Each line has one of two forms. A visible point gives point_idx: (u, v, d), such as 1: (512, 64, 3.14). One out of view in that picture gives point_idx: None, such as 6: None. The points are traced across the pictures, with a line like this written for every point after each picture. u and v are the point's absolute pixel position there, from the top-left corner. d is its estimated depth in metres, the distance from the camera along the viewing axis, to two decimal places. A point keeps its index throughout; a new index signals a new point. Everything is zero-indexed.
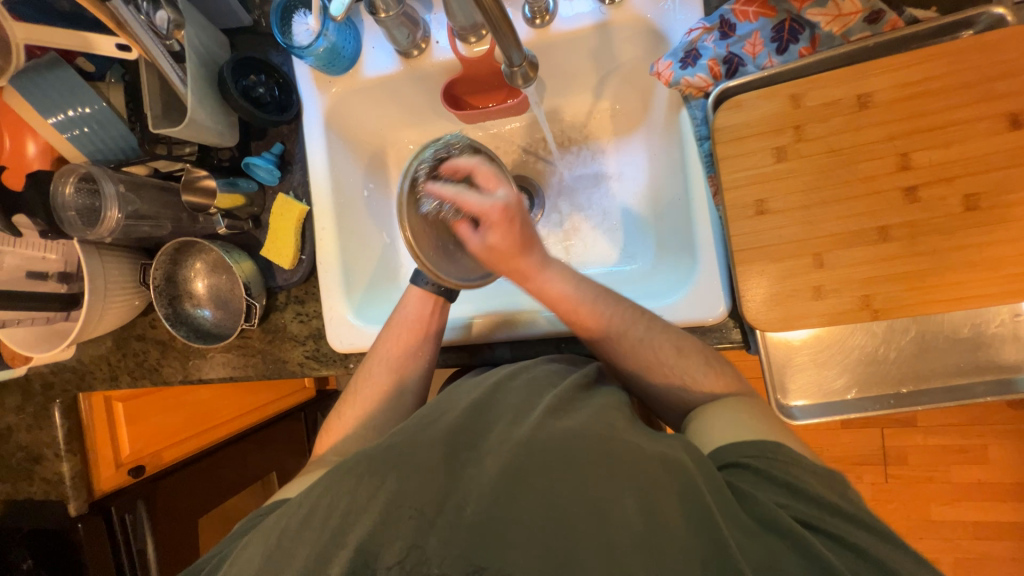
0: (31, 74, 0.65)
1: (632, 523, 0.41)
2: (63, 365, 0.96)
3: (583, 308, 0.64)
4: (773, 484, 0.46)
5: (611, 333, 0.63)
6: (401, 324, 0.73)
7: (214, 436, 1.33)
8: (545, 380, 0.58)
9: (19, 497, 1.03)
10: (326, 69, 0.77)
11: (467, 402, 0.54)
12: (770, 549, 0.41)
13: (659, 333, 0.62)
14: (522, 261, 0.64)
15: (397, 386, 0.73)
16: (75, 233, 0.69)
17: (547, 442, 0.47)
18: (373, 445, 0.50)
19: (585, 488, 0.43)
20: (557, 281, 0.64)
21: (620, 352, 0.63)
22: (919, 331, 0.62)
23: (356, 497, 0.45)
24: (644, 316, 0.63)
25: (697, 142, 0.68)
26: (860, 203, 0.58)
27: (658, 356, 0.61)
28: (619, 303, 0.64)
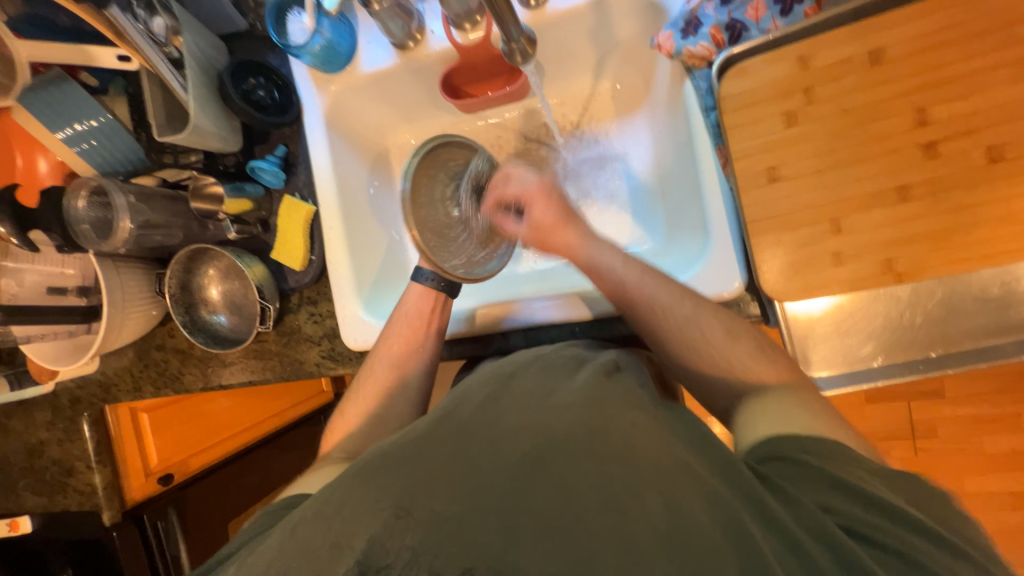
0: (37, 91, 0.66)
1: (656, 520, 0.39)
2: (88, 378, 0.98)
3: (628, 283, 0.63)
4: (829, 488, 0.44)
5: (657, 308, 0.61)
6: (405, 321, 0.73)
7: (234, 443, 1.34)
8: (560, 368, 0.57)
9: (55, 510, 1.05)
10: (324, 68, 0.77)
11: (484, 392, 0.54)
12: (809, 558, 0.39)
13: (708, 312, 0.60)
14: (566, 234, 0.67)
15: (399, 384, 0.72)
16: (90, 246, 0.70)
17: (566, 432, 0.45)
18: (389, 443, 0.49)
19: (607, 480, 0.41)
20: (605, 254, 0.65)
21: (666, 332, 0.61)
22: (946, 293, 0.60)
23: (375, 485, 0.43)
24: (691, 292, 0.62)
25: (703, 113, 0.67)
26: (878, 163, 0.56)
27: (707, 337, 0.60)
28: (667, 280, 0.63)
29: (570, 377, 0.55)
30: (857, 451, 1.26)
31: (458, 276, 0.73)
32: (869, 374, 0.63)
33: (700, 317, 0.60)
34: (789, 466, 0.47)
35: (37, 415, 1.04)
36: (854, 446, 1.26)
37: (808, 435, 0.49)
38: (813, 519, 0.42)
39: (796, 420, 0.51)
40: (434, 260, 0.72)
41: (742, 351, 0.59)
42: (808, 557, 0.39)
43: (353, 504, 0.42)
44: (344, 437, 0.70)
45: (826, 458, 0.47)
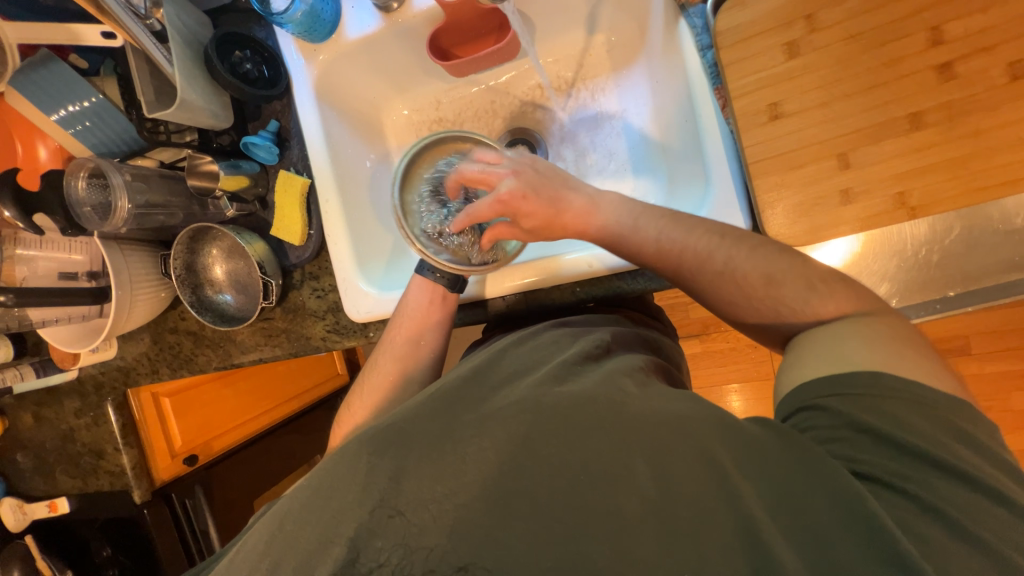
0: (28, 72, 0.67)
1: (643, 490, 0.39)
2: (108, 364, 1.00)
3: (648, 244, 0.60)
4: (855, 433, 0.41)
5: (687, 269, 0.58)
6: (407, 314, 0.72)
7: (255, 426, 1.40)
8: (550, 347, 0.58)
9: (90, 491, 1.10)
10: (308, 37, 0.75)
11: (473, 366, 0.55)
12: (803, 512, 0.38)
13: (743, 259, 0.54)
14: (567, 216, 0.65)
15: (407, 376, 0.71)
16: (93, 228, 0.71)
17: (550, 404, 0.45)
18: (379, 422, 0.49)
19: (591, 454, 0.41)
20: (612, 217, 0.63)
21: (703, 287, 0.57)
22: (964, 229, 0.56)
23: (365, 462, 0.44)
24: (725, 239, 0.56)
25: (699, 52, 0.65)
26: (889, 90, 0.53)
27: (743, 289, 0.54)
28: (690, 230, 0.58)
29: (560, 352, 0.55)
30: None
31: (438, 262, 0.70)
32: None
33: (733, 268, 0.54)
34: (820, 415, 0.44)
35: (64, 402, 1.08)
36: None
37: (830, 373, 0.44)
38: (823, 472, 0.39)
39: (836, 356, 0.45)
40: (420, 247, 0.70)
41: (803, 285, 0.51)
42: (802, 513, 0.38)
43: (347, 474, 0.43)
44: (352, 405, 0.71)
45: (857, 396, 0.42)
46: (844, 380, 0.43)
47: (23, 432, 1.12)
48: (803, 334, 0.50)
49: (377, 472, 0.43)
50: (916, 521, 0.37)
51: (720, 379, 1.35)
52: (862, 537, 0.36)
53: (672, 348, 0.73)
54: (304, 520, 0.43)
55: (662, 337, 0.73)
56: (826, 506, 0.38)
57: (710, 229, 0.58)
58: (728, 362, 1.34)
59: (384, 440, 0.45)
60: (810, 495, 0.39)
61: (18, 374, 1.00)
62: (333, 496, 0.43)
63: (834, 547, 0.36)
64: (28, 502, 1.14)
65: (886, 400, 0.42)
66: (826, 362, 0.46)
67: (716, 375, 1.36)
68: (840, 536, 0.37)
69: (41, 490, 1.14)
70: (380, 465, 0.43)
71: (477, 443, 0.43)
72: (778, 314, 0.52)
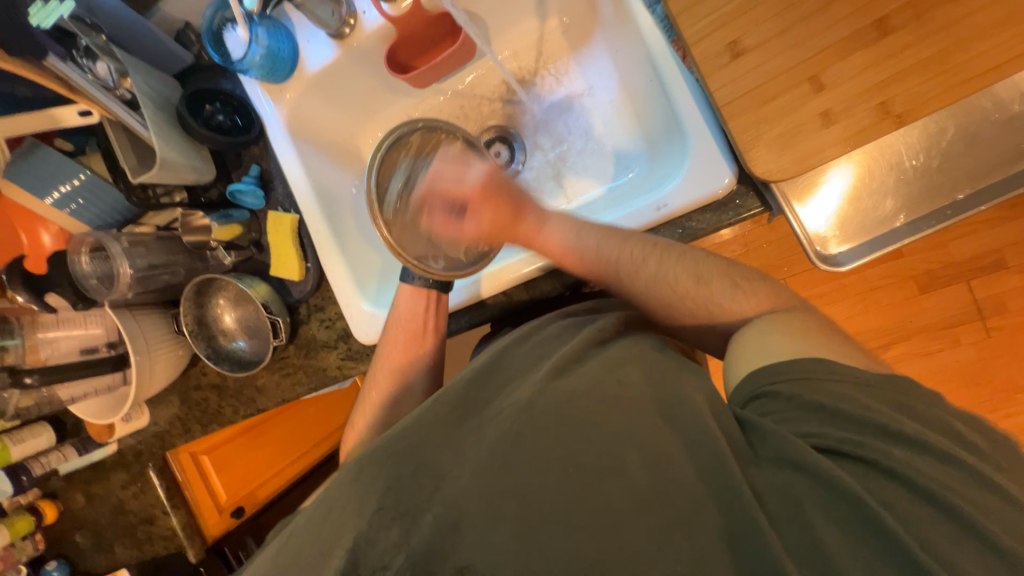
0: (19, 163, 0.70)
1: (646, 474, 0.39)
2: (145, 432, 1.01)
3: (585, 256, 0.61)
4: (809, 413, 0.41)
5: (623, 273, 0.59)
6: (400, 326, 0.71)
7: (294, 471, 1.41)
8: (552, 340, 0.56)
9: (148, 557, 1.11)
10: (271, 78, 0.77)
11: (475, 370, 0.53)
12: (787, 487, 0.38)
13: (673, 264, 0.57)
14: (520, 227, 0.65)
15: (408, 387, 0.72)
16: (101, 298, 0.74)
17: (548, 404, 0.45)
18: (382, 437, 0.48)
19: (582, 447, 0.41)
20: (557, 235, 0.63)
21: (635, 290, 0.59)
22: (959, 126, 0.55)
23: (369, 473, 0.45)
24: (657, 249, 0.58)
25: (649, 10, 0.64)
26: (848, 3, 0.51)
27: (676, 288, 0.56)
28: (625, 241, 0.59)
29: (564, 345, 0.54)
30: (921, 347, 1.17)
31: (442, 274, 0.69)
32: (893, 236, 0.58)
33: (664, 272, 0.57)
34: (770, 402, 0.44)
35: (110, 476, 1.09)
36: (915, 343, 1.17)
37: (779, 359, 0.45)
38: (787, 453, 0.39)
39: (774, 348, 0.46)
40: (419, 266, 0.68)
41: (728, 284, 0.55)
42: (788, 489, 0.38)
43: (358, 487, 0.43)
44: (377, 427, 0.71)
45: (805, 380, 0.43)
46: (802, 366, 0.43)
47: (76, 513, 1.14)
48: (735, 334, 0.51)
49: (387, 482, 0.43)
50: (899, 497, 0.36)
51: None
52: (842, 511, 0.36)
53: None
54: (314, 531, 0.43)
55: None
56: (802, 487, 0.37)
57: (641, 240, 0.59)
58: None
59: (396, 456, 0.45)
60: (793, 473, 0.38)
61: (61, 455, 1.03)
62: (344, 506, 0.43)
63: (813, 526, 0.36)
64: None
65: (818, 378, 0.42)
66: (756, 359, 0.47)
67: None
68: (818, 515, 0.36)
69: (102, 565, 1.15)
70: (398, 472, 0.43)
71: (480, 445, 0.44)
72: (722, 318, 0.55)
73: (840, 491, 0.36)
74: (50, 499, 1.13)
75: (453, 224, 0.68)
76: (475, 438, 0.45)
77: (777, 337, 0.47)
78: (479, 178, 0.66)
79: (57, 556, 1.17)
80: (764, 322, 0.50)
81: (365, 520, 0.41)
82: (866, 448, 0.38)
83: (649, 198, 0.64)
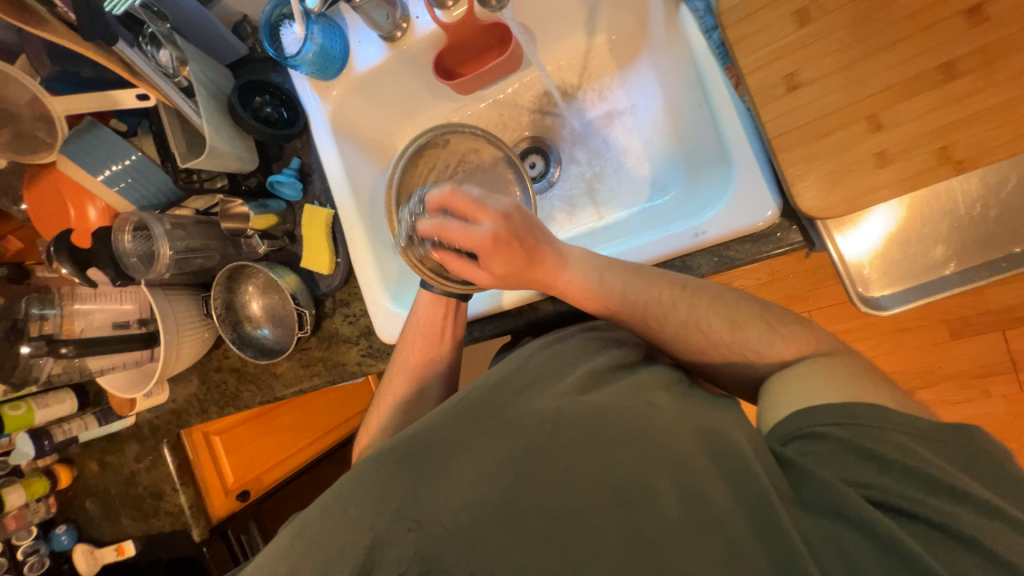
0: (76, 140, 0.74)
1: (675, 506, 0.38)
2: (162, 408, 1.03)
3: (611, 302, 0.59)
4: (854, 459, 0.40)
5: (651, 318, 0.57)
6: (417, 331, 0.71)
7: (301, 460, 1.42)
8: (576, 352, 0.56)
9: (153, 533, 1.13)
10: (321, 75, 0.79)
11: (498, 377, 0.53)
12: (840, 539, 0.37)
13: (706, 306, 0.55)
14: (538, 270, 0.59)
15: (421, 393, 0.71)
16: (140, 276, 0.76)
17: (575, 417, 0.44)
18: (398, 439, 0.48)
19: (611, 468, 0.40)
20: (579, 279, 0.59)
21: (663, 329, 0.57)
22: (1021, 177, 0.53)
23: (386, 472, 0.44)
24: (687, 291, 0.56)
25: (704, 35, 0.64)
26: (915, 43, 0.50)
27: (709, 320, 0.54)
28: (654, 284, 0.57)
29: (588, 360, 0.54)
30: (948, 396, 1.13)
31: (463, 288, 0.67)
32: (942, 284, 0.57)
33: (697, 317, 0.55)
34: (813, 442, 0.43)
35: (125, 448, 1.11)
36: (942, 391, 1.13)
37: (820, 405, 0.44)
38: (835, 496, 0.38)
39: (820, 389, 0.45)
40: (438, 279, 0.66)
41: (765, 322, 0.54)
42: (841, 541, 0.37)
43: (378, 490, 0.43)
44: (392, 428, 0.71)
45: (847, 427, 0.42)
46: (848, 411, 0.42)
47: (90, 480, 1.17)
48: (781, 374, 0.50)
49: (401, 488, 0.42)
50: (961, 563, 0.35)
51: None
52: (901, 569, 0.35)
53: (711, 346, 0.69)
54: (326, 527, 0.42)
55: None
56: (858, 542, 0.36)
57: (671, 283, 0.57)
58: None
59: (417, 460, 0.44)
60: (845, 527, 0.37)
61: (82, 423, 1.05)
62: (360, 504, 0.42)
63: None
64: (98, 547, 1.18)
65: (861, 424, 0.41)
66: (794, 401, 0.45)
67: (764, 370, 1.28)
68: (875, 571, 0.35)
69: (109, 534, 1.17)
70: (415, 477, 0.43)
71: (501, 454, 0.43)
72: (753, 353, 0.54)
73: (888, 539, 0.36)
74: (65, 464, 1.16)
75: (469, 267, 0.60)
76: (495, 445, 0.44)
77: (817, 382, 0.46)
78: (490, 226, 0.55)
79: (67, 521, 1.20)
80: (805, 365, 0.49)
81: (381, 522, 0.40)
82: (921, 507, 0.37)
83: (688, 223, 0.63)
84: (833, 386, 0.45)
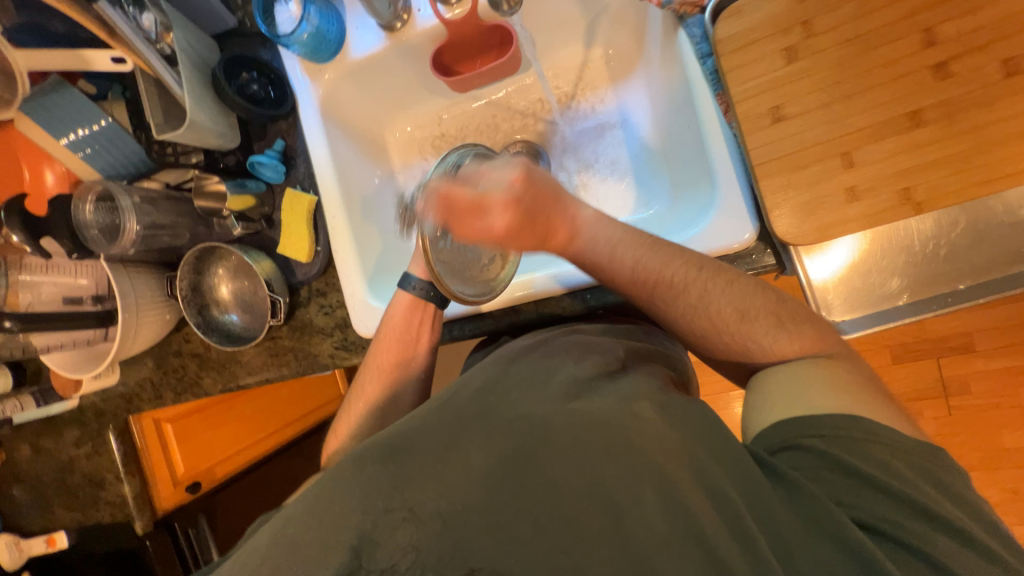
0: (37, 98, 0.68)
1: (654, 523, 0.39)
2: (111, 391, 0.96)
3: (630, 274, 0.57)
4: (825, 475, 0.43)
5: (660, 297, 0.57)
6: (391, 336, 0.70)
7: (256, 452, 1.37)
8: (561, 358, 0.57)
9: (90, 524, 1.06)
10: (314, 57, 0.77)
11: (480, 382, 0.54)
12: (817, 554, 0.40)
13: (716, 287, 0.55)
14: (556, 229, 0.56)
15: (394, 393, 0.70)
16: (100, 250, 0.71)
17: (563, 425, 0.45)
18: (382, 437, 0.48)
19: (597, 479, 0.41)
20: (596, 235, 0.57)
21: (673, 314, 0.57)
22: (969, 222, 0.58)
23: (370, 470, 0.43)
24: (701, 274, 0.56)
25: (700, 60, 0.66)
26: (887, 90, 0.55)
27: (714, 319, 0.55)
28: (669, 266, 0.56)
29: (573, 366, 0.55)
30: None
31: (450, 292, 0.63)
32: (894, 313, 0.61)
33: (707, 303, 0.55)
34: (802, 457, 0.45)
35: (64, 432, 1.04)
36: None
37: (810, 414, 0.47)
38: (816, 515, 0.41)
39: (806, 395, 0.48)
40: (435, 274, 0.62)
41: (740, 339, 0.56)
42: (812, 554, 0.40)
43: (355, 493, 0.42)
44: (363, 424, 0.69)
45: (833, 437, 0.45)
46: (830, 423, 0.46)
47: (19, 465, 1.08)
48: (769, 373, 0.53)
49: (379, 488, 0.42)
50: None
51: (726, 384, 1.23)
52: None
53: (684, 356, 0.71)
54: (306, 523, 0.41)
55: (672, 342, 0.72)
56: (834, 557, 0.39)
57: (686, 263, 0.56)
58: None
59: (397, 463, 0.44)
60: (815, 540, 0.40)
61: (17, 404, 0.97)
62: (340, 502, 0.41)
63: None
64: (24, 538, 1.08)
65: (850, 443, 0.44)
66: (789, 409, 0.48)
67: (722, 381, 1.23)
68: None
69: (38, 524, 1.08)
70: (387, 477, 0.42)
71: (488, 457, 0.43)
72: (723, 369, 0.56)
73: (861, 554, 0.39)
74: None
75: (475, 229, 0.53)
76: (482, 447, 0.44)
77: (810, 386, 0.49)
78: (508, 193, 0.53)
79: None
80: (801, 368, 0.51)
81: (370, 518, 0.40)
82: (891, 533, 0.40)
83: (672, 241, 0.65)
84: (817, 391, 0.48)
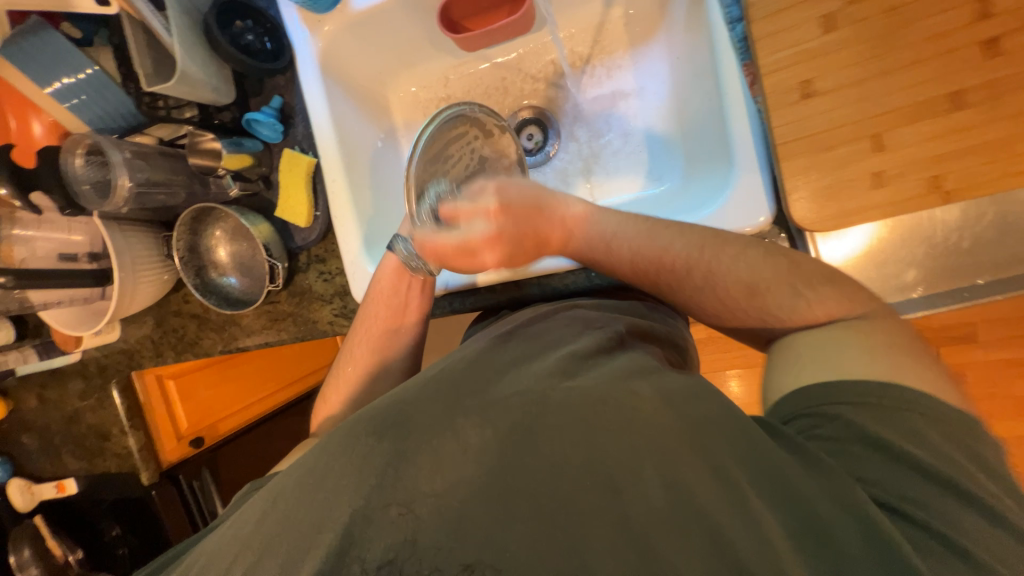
0: (21, 43, 0.66)
1: (653, 499, 0.38)
2: (112, 347, 0.97)
3: (632, 255, 0.59)
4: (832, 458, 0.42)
5: (666, 278, 0.58)
6: (379, 300, 0.69)
7: (257, 411, 1.40)
8: (561, 334, 0.56)
9: (97, 474, 1.08)
10: (312, 7, 0.72)
11: (476, 355, 0.53)
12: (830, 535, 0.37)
13: (725, 262, 0.54)
14: (548, 235, 0.62)
15: (385, 363, 0.70)
16: (91, 206, 0.69)
17: (561, 402, 0.44)
18: (377, 406, 0.48)
19: (597, 455, 0.41)
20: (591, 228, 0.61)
21: (685, 291, 0.57)
22: (998, 214, 0.56)
23: (365, 444, 0.44)
24: (707, 245, 0.56)
25: (728, 26, 0.61)
26: (928, 67, 0.51)
27: (724, 293, 0.55)
28: (669, 242, 0.57)
29: (571, 342, 0.54)
30: None
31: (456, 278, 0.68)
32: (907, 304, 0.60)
33: (713, 283, 0.55)
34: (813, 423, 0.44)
35: (68, 384, 1.05)
36: None
37: (830, 382, 0.45)
38: (834, 493, 0.39)
39: (830, 360, 0.46)
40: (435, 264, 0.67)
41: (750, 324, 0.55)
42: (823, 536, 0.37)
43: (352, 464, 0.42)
44: (361, 393, 0.69)
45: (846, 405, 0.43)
46: (847, 389, 0.44)
47: (26, 414, 1.10)
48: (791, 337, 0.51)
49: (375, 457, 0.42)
50: None
51: (724, 364, 1.23)
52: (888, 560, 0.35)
53: (686, 332, 0.70)
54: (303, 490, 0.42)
55: (676, 318, 0.70)
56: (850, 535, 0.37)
57: (690, 241, 0.57)
58: (732, 349, 1.21)
59: (393, 435, 0.44)
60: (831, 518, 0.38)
61: (20, 356, 0.98)
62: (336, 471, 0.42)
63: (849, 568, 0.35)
64: (35, 483, 1.12)
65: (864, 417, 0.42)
66: (803, 376, 0.47)
67: (721, 361, 1.23)
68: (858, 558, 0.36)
69: (47, 471, 1.11)
70: (382, 449, 0.43)
71: (485, 433, 0.42)
72: None
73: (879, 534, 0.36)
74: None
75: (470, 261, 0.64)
76: (479, 422, 0.43)
77: (837, 351, 0.46)
78: (487, 230, 0.60)
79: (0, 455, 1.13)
80: (823, 333, 0.49)
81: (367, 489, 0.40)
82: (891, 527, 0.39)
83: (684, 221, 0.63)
84: (841, 358, 0.46)
